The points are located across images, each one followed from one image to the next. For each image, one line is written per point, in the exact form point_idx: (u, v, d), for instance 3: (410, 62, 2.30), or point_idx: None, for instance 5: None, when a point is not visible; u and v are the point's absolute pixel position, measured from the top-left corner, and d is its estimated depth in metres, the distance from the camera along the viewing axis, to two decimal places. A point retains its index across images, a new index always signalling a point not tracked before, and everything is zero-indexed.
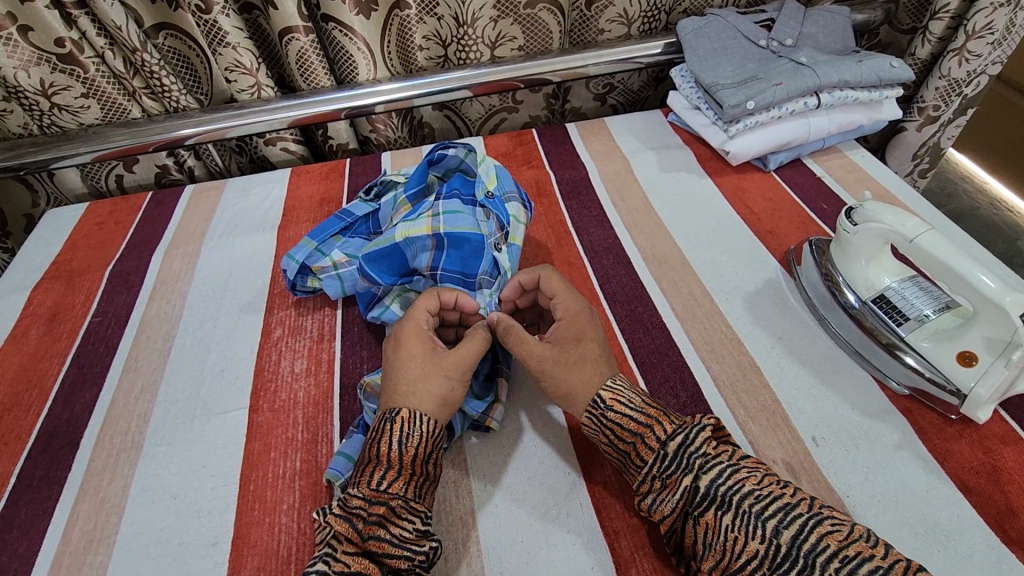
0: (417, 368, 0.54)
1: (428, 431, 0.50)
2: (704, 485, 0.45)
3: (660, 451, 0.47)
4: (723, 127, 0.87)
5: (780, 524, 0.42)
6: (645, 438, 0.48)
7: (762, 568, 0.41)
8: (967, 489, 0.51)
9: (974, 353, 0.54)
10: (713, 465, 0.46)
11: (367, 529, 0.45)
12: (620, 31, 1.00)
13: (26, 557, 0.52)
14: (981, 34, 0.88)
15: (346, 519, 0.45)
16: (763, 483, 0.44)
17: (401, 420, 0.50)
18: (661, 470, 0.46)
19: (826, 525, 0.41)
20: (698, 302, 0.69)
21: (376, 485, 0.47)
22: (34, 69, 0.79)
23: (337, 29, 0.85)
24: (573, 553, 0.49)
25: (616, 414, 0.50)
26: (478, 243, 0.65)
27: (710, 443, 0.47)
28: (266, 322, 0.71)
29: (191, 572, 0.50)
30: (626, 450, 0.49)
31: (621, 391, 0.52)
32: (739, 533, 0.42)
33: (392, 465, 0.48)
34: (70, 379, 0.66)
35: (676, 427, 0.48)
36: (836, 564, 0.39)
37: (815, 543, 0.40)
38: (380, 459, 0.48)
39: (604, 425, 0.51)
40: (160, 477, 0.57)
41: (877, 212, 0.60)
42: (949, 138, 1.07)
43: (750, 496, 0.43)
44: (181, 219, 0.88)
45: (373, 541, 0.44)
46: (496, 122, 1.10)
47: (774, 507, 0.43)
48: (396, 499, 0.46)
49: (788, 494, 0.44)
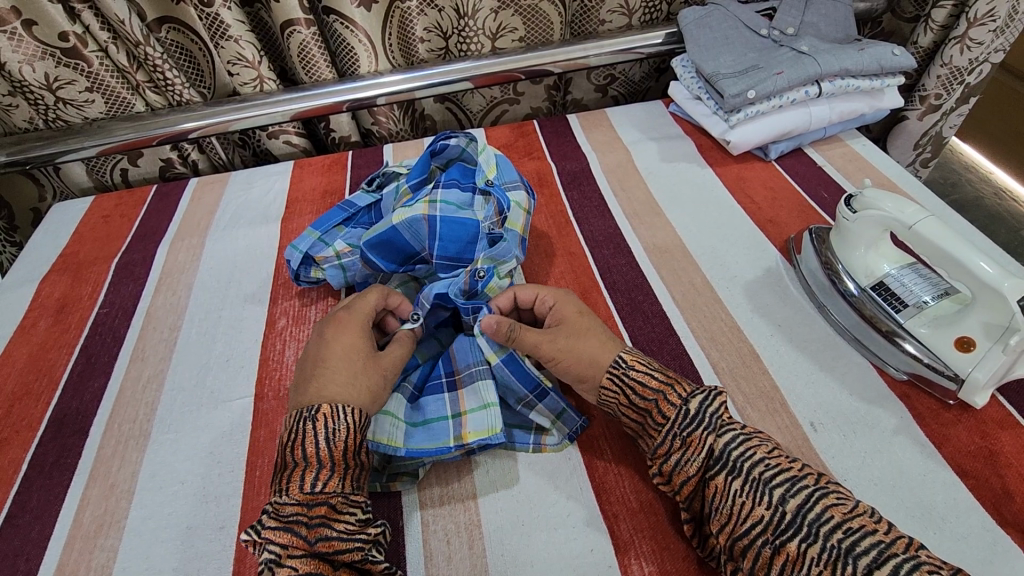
0: (347, 349, 0.54)
1: (352, 420, 0.49)
2: (718, 448, 0.45)
3: (681, 409, 0.47)
4: (723, 116, 0.87)
5: (787, 494, 0.42)
6: (667, 396, 0.49)
7: (766, 533, 0.42)
8: (964, 472, 0.52)
9: (972, 339, 0.55)
10: (728, 430, 0.46)
11: (312, 533, 0.44)
12: (621, 21, 1.00)
13: (39, 541, 0.53)
14: (983, 22, 0.88)
15: (287, 530, 0.43)
16: (773, 453, 0.45)
17: (324, 416, 0.48)
18: (681, 429, 0.47)
19: (831, 498, 0.42)
20: (699, 290, 0.69)
21: (309, 488, 0.45)
22: (38, 63, 0.80)
23: (339, 21, 0.86)
24: (573, 536, 0.50)
25: (637, 372, 0.51)
26: (474, 229, 0.67)
27: (726, 409, 0.48)
28: (271, 312, 0.72)
29: (199, 555, 0.51)
30: (647, 408, 0.49)
31: (640, 356, 0.53)
32: (748, 499, 0.43)
33: (325, 465, 0.46)
34: (79, 368, 0.67)
35: (695, 390, 0.49)
36: (839, 535, 0.40)
37: (819, 513, 0.41)
38: (308, 461, 0.46)
39: (625, 385, 0.51)
40: (168, 463, 0.58)
41: (875, 199, 0.60)
42: (951, 127, 1.07)
43: (761, 464, 0.44)
44: (186, 211, 0.89)
45: (321, 542, 0.44)
46: (497, 113, 1.10)
47: (782, 476, 0.43)
48: (335, 497, 0.45)
49: (797, 466, 0.44)
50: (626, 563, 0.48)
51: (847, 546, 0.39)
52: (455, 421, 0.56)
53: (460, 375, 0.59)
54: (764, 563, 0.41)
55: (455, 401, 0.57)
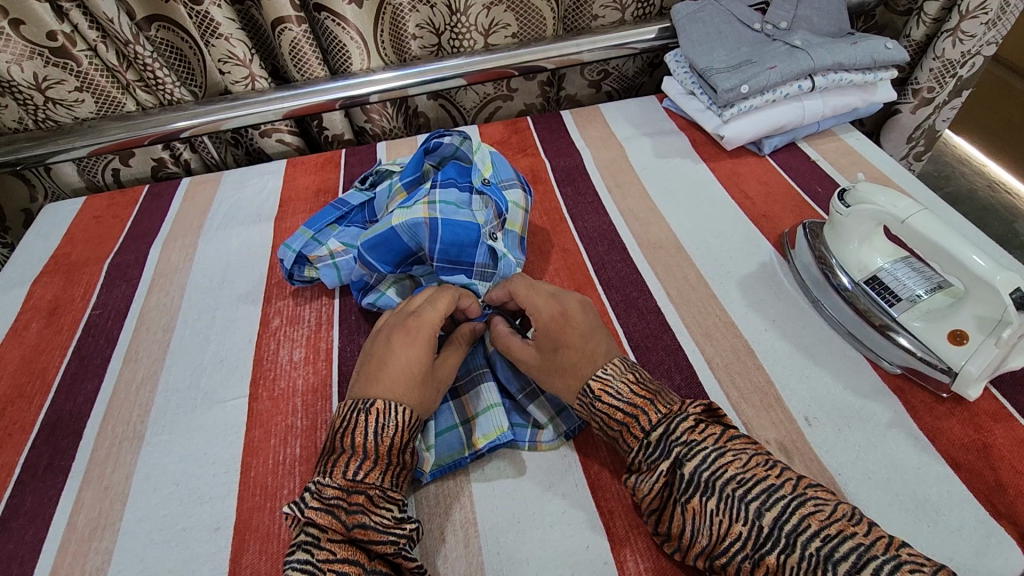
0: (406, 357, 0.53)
1: (402, 420, 0.49)
2: (688, 471, 0.45)
3: (644, 441, 0.48)
4: (716, 111, 0.87)
5: (763, 507, 0.42)
6: (632, 427, 0.49)
7: (745, 549, 0.41)
8: (957, 465, 0.52)
9: (965, 332, 0.55)
10: (697, 450, 0.45)
11: (350, 518, 0.44)
12: (613, 17, 0.99)
13: (32, 544, 0.53)
14: (976, 14, 0.88)
15: (327, 512, 0.44)
16: (748, 465, 0.44)
17: (376, 411, 0.49)
18: (646, 459, 0.47)
19: (809, 506, 0.41)
20: (693, 286, 0.69)
21: (352, 475, 0.46)
22: (27, 63, 0.79)
23: (330, 19, 0.85)
24: (569, 533, 0.50)
25: (605, 404, 0.50)
26: (476, 234, 0.66)
27: (695, 429, 0.47)
28: (265, 312, 0.72)
29: (195, 557, 0.51)
30: (616, 439, 0.50)
31: (609, 381, 0.51)
32: (723, 517, 0.43)
33: (369, 456, 0.47)
34: (72, 371, 0.67)
35: (661, 419, 0.48)
36: (818, 543, 0.39)
37: (797, 524, 0.41)
38: (356, 451, 0.47)
39: (594, 415, 0.51)
40: (162, 464, 0.57)
41: (870, 193, 0.60)
42: (944, 120, 1.07)
43: (734, 480, 0.44)
44: (179, 211, 0.88)
45: (357, 529, 0.44)
46: (490, 110, 1.09)
47: (757, 489, 0.43)
48: (374, 488, 0.46)
49: (773, 474, 0.44)
50: (621, 561, 0.48)
51: (826, 554, 0.39)
52: (464, 429, 0.56)
53: (462, 382, 0.60)
54: None
55: (460, 408, 0.58)
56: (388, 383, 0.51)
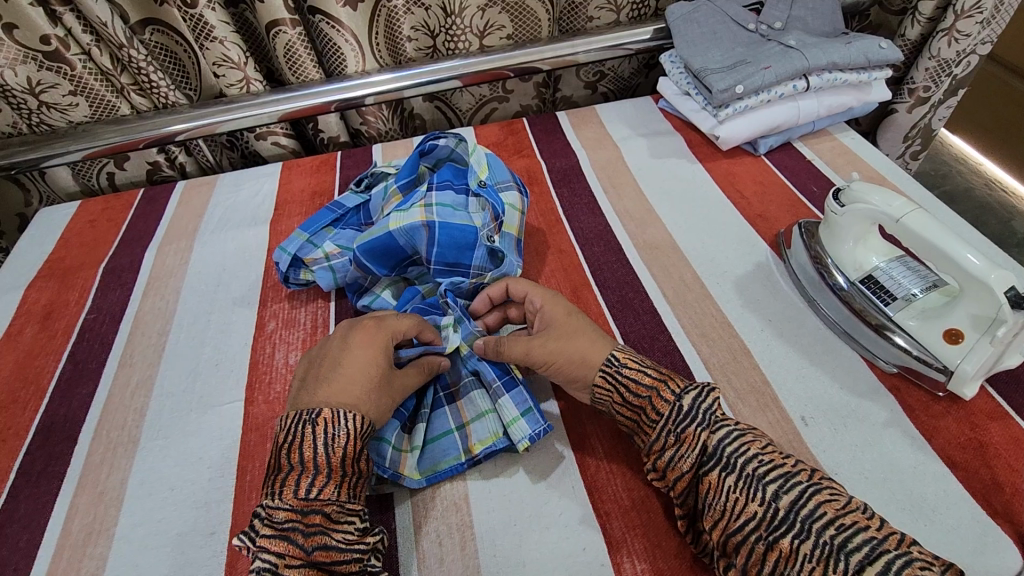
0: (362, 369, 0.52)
1: (354, 428, 0.47)
2: (712, 444, 0.45)
3: (674, 406, 0.47)
4: (712, 111, 0.87)
5: (780, 490, 0.42)
6: (661, 392, 0.48)
7: (759, 529, 0.41)
8: (954, 464, 0.52)
9: (960, 331, 0.55)
10: (722, 426, 0.46)
11: (309, 541, 0.43)
12: (609, 18, 0.99)
13: (27, 551, 0.52)
14: (970, 14, 0.88)
15: (282, 538, 0.43)
16: (767, 449, 0.45)
17: (324, 421, 0.47)
18: (675, 425, 0.47)
19: (824, 494, 0.42)
20: (689, 286, 0.69)
21: (304, 493, 0.44)
22: (20, 67, 0.79)
23: (325, 21, 0.85)
24: (566, 535, 0.50)
25: (631, 370, 0.50)
26: (472, 237, 0.66)
27: (720, 405, 0.48)
28: (260, 316, 0.71)
29: (191, 562, 0.50)
30: (640, 406, 0.49)
31: (633, 354, 0.52)
32: (741, 495, 0.43)
33: (321, 471, 0.46)
34: (67, 375, 0.67)
35: (688, 387, 0.48)
36: (832, 531, 0.39)
37: (813, 509, 0.41)
38: (305, 466, 0.45)
39: (619, 382, 0.50)
40: (156, 469, 0.57)
41: (865, 192, 0.60)
42: (940, 119, 1.07)
43: (755, 460, 0.44)
44: (174, 215, 0.88)
45: (319, 551, 0.43)
46: (487, 111, 1.10)
47: (776, 472, 0.43)
48: (330, 504, 0.45)
49: (790, 463, 0.44)
50: (618, 561, 0.48)
51: (839, 542, 0.39)
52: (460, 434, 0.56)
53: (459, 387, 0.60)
54: (756, 559, 0.41)
55: (455, 413, 0.58)
56: (339, 391, 0.50)
